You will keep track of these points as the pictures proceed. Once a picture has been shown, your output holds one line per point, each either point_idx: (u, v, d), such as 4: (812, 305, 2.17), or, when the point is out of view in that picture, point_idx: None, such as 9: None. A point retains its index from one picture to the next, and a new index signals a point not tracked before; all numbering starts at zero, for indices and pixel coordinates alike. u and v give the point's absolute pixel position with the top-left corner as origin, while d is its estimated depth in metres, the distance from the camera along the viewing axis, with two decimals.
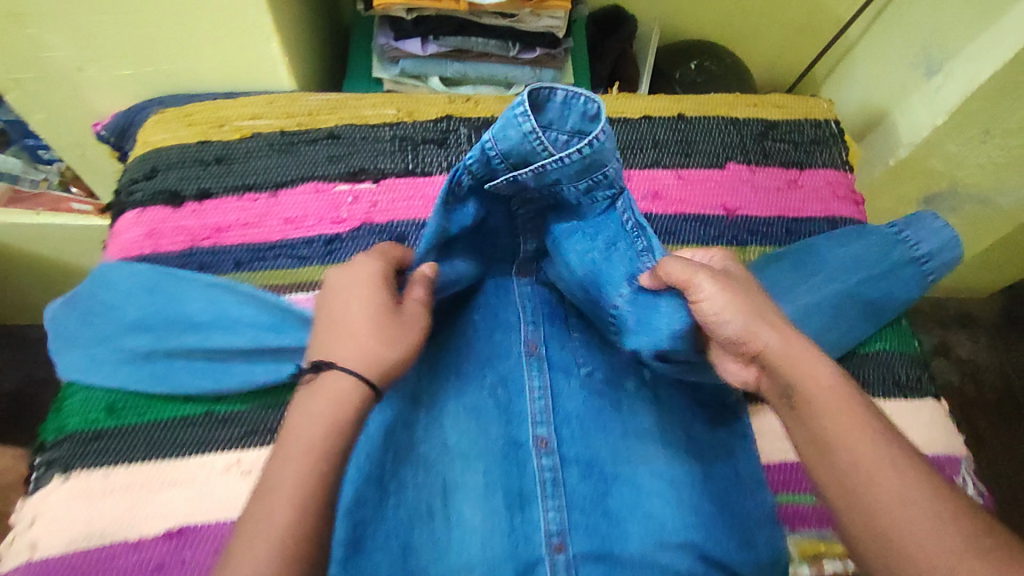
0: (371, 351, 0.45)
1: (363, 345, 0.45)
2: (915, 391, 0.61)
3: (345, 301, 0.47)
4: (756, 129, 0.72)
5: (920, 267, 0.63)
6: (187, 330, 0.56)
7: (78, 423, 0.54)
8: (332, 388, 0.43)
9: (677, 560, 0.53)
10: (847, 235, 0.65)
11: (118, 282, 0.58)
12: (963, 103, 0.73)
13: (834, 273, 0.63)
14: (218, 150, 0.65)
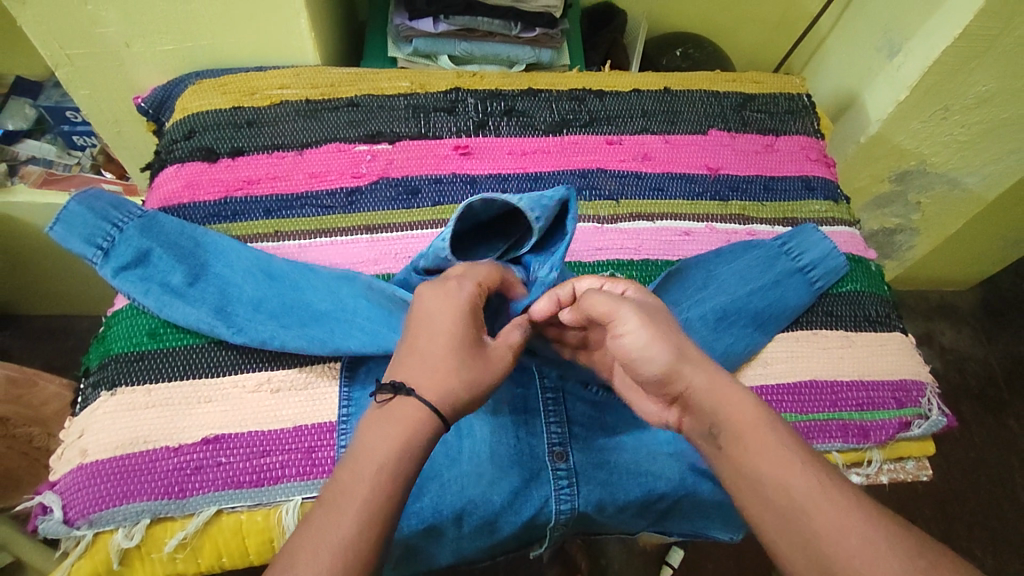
0: (443, 384, 0.45)
1: (439, 378, 0.45)
2: (883, 325, 0.67)
3: (438, 330, 0.48)
4: (734, 101, 0.80)
5: (804, 276, 0.67)
6: (256, 296, 0.60)
7: (123, 346, 0.59)
8: (401, 411, 0.44)
9: (666, 471, 0.58)
10: (735, 251, 0.68)
11: (230, 261, 0.62)
12: (922, 77, 0.81)
13: (696, 304, 0.64)
14: (250, 115, 0.72)
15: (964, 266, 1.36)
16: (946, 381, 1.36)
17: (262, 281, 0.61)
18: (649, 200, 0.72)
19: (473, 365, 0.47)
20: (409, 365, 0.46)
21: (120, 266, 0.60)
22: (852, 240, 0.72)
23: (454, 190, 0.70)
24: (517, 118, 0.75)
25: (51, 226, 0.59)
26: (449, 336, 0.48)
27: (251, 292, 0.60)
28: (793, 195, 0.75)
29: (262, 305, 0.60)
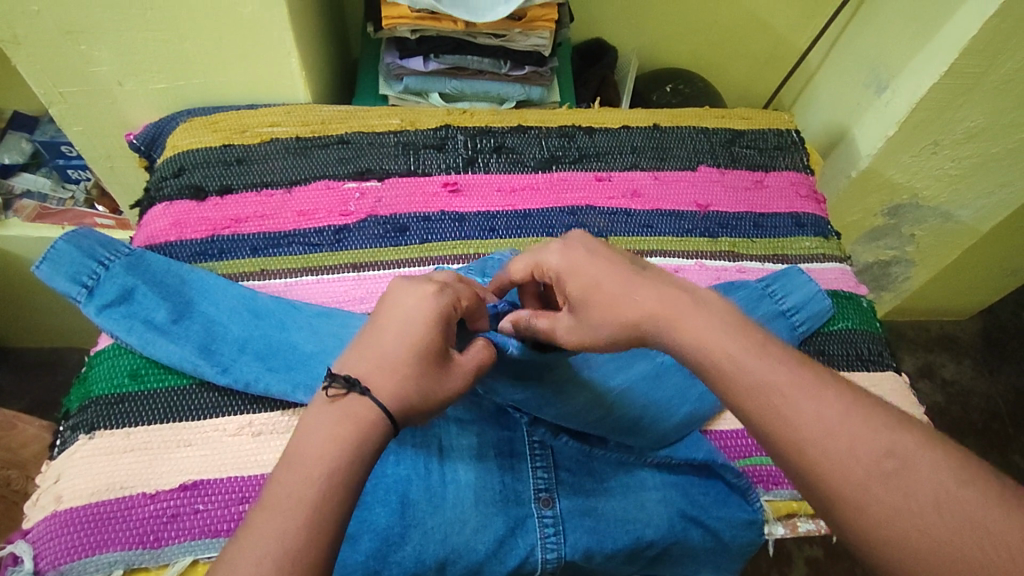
0: (400, 384, 0.44)
1: (398, 375, 0.44)
2: (876, 364, 0.66)
3: (405, 331, 0.46)
4: (723, 137, 0.80)
5: (787, 320, 0.66)
6: (242, 337, 0.60)
7: (104, 388, 0.58)
8: (353, 407, 0.42)
9: (654, 518, 0.56)
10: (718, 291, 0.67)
11: (217, 300, 0.62)
12: (910, 113, 0.81)
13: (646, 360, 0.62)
14: (240, 152, 0.72)
15: (962, 297, 1.35)
16: (949, 414, 1.34)
17: (249, 319, 0.61)
18: (639, 236, 0.72)
19: (435, 368, 0.46)
20: (371, 362, 0.44)
21: (104, 304, 0.59)
22: (843, 277, 0.72)
23: (442, 228, 0.70)
24: (506, 155, 0.75)
25: (38, 264, 0.59)
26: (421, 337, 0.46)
27: (236, 333, 0.60)
28: (784, 232, 0.74)
29: (247, 347, 0.59)
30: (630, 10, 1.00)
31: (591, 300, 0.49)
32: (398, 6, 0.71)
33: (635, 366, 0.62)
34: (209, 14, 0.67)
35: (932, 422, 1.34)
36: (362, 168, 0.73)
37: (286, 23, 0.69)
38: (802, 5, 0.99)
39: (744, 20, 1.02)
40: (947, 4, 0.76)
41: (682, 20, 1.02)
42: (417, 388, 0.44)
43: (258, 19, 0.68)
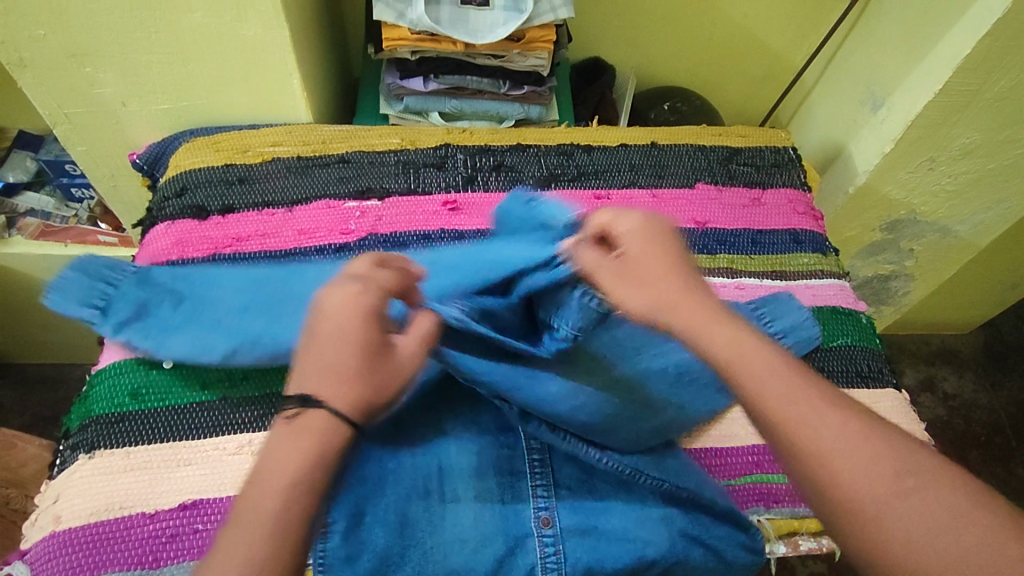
0: (354, 389, 0.41)
1: (348, 380, 0.42)
2: (875, 380, 0.66)
3: (334, 332, 0.43)
4: (721, 155, 0.81)
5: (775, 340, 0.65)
6: (245, 305, 0.58)
7: (104, 407, 0.58)
8: (312, 424, 0.40)
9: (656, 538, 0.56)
10: None
11: (220, 280, 0.60)
12: (905, 131, 0.82)
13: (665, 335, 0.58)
14: (242, 172, 0.73)
15: (963, 310, 1.35)
16: (951, 429, 1.33)
17: (248, 286, 0.59)
18: None
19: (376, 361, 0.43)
20: (314, 372, 0.42)
21: (118, 323, 0.59)
22: (841, 293, 0.72)
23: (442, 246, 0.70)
24: (505, 174, 0.76)
25: (48, 295, 0.59)
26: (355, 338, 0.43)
27: (240, 304, 0.58)
28: (782, 248, 0.75)
29: (251, 311, 0.58)
30: (628, 29, 1.02)
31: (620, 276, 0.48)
32: (399, 29, 0.73)
33: None
34: (213, 37, 0.68)
35: (934, 436, 1.34)
36: (363, 187, 0.73)
37: (287, 45, 0.70)
38: (797, 24, 1.00)
39: (741, 39, 1.03)
40: (940, 23, 0.77)
41: (679, 40, 1.04)
42: (370, 387, 0.42)
43: (260, 42, 0.69)
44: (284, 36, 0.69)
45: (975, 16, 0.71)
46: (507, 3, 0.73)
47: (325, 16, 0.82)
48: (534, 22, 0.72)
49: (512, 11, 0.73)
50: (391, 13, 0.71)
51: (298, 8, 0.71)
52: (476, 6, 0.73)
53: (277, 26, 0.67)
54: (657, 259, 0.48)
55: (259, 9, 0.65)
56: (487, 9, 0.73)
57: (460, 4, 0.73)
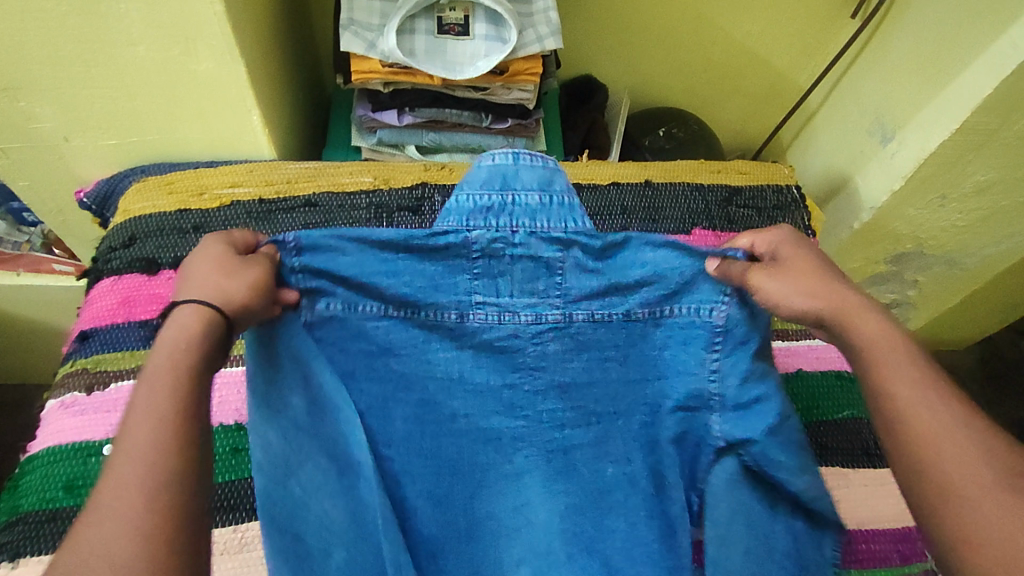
0: (223, 283, 0.40)
1: (216, 278, 0.40)
2: (882, 460, 0.62)
3: (205, 257, 0.42)
4: (720, 195, 0.75)
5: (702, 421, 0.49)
6: (447, 283, 0.46)
7: (33, 503, 0.51)
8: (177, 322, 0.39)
9: None
10: None
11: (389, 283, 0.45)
12: (917, 168, 0.76)
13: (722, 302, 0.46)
14: (198, 217, 0.67)
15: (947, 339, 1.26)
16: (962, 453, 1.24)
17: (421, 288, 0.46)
18: None
19: (234, 269, 0.41)
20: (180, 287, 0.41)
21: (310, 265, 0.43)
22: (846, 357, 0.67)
23: None
24: None
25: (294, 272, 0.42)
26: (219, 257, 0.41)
27: (433, 284, 0.46)
28: None
29: (451, 284, 0.46)
30: (621, 47, 0.95)
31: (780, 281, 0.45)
32: (369, 60, 0.66)
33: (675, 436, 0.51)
34: (160, 71, 0.61)
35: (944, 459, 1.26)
36: None
37: (244, 79, 0.63)
38: (801, 42, 0.94)
39: (742, 56, 0.97)
40: (958, 56, 0.71)
41: (676, 58, 0.97)
42: (232, 287, 0.40)
43: (213, 77, 0.62)
44: (239, 70, 0.62)
45: (998, 53, 0.66)
46: (489, 31, 0.66)
47: (287, 37, 0.75)
48: (519, 54, 0.66)
49: (494, 40, 0.66)
50: (360, 43, 0.64)
51: (255, 35, 0.64)
52: (453, 35, 0.66)
53: (230, 60, 0.60)
54: (813, 270, 0.47)
55: (209, 42, 0.58)
56: (466, 38, 0.67)
57: (435, 33, 0.66)
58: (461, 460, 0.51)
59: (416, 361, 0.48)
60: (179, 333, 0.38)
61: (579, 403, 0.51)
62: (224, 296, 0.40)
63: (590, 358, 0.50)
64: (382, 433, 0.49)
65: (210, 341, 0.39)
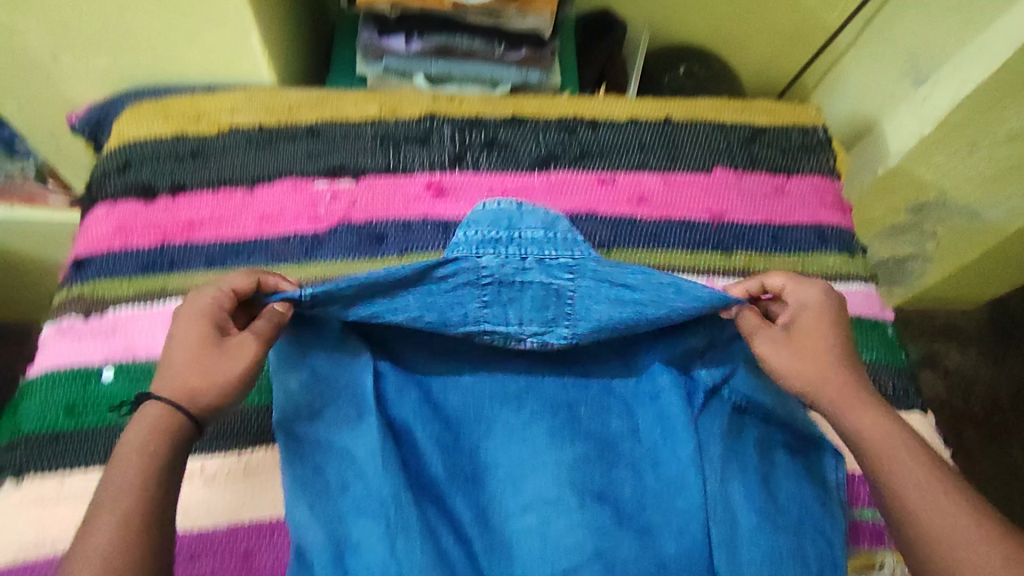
0: (189, 376, 0.44)
1: (189, 370, 0.44)
2: (899, 402, 0.61)
3: (185, 336, 0.45)
4: (742, 134, 0.72)
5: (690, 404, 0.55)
6: (455, 307, 0.48)
7: (35, 426, 0.52)
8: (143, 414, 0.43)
9: None
10: None
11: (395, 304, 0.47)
12: (950, 112, 0.73)
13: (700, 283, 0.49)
14: (196, 144, 0.64)
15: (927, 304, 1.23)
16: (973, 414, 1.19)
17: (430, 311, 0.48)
18: (641, 242, 0.65)
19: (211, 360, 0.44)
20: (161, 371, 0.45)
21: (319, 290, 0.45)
22: (867, 301, 0.65)
23: (424, 237, 0.62)
24: (498, 151, 0.67)
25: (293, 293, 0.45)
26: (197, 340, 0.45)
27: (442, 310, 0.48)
28: (801, 244, 0.67)
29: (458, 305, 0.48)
30: None
31: (785, 348, 0.49)
32: None
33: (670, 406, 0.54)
34: None
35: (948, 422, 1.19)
36: (335, 165, 0.64)
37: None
38: None
39: None
40: None
41: None
42: (202, 380, 0.44)
43: None
44: None
45: None
46: None
47: None
48: None
49: None
50: None
51: None
52: None
53: None
54: (823, 340, 0.50)
55: None
56: None
57: None
58: (466, 419, 0.54)
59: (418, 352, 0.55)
60: (145, 427, 0.42)
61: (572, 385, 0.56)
62: (190, 395, 0.44)
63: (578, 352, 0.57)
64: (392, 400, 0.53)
65: (176, 438, 0.43)
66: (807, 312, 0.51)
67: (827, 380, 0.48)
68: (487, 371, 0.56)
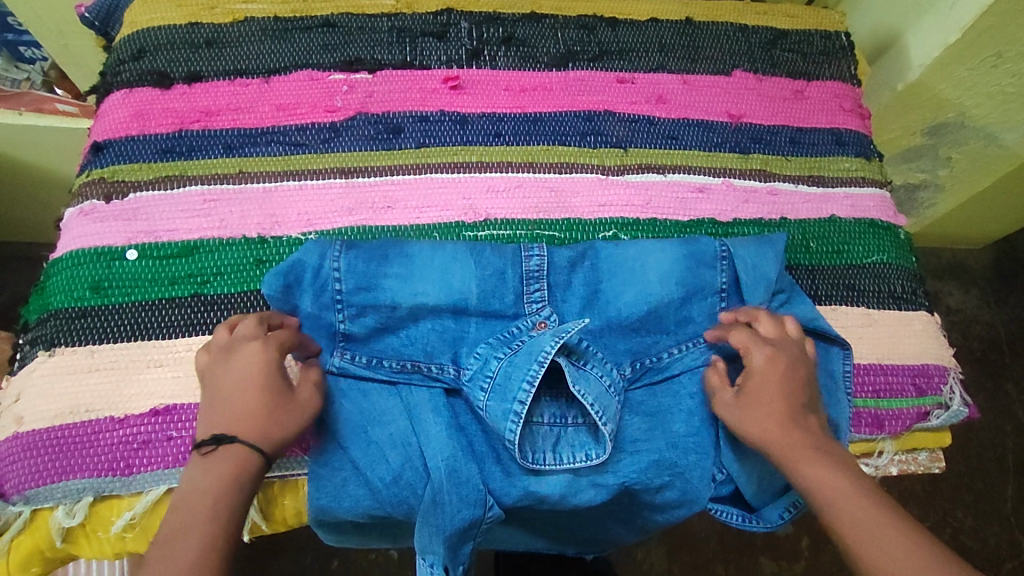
0: (262, 424, 0.46)
1: (258, 418, 0.46)
2: (909, 303, 0.62)
3: (241, 390, 0.46)
4: (764, 37, 0.70)
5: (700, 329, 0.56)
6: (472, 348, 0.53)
7: (63, 301, 0.53)
8: (220, 459, 0.44)
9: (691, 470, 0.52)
10: (699, 223, 0.62)
11: (412, 313, 0.53)
12: (977, 19, 0.70)
13: (724, 263, 0.56)
14: (210, 32, 0.63)
15: (939, 236, 1.15)
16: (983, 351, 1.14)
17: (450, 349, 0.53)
18: (657, 141, 0.64)
19: (268, 415, 0.46)
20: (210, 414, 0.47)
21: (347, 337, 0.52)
22: (882, 206, 0.65)
23: (441, 131, 0.62)
24: (516, 48, 0.66)
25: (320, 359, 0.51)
26: (253, 391, 0.46)
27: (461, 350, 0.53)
28: (818, 148, 0.67)
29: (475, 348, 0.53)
30: None
31: (734, 410, 0.50)
32: None
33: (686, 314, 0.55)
34: None
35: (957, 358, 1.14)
36: (349, 57, 0.63)
37: None
38: None
39: None
40: None
41: None
42: (275, 426, 0.46)
43: None
44: None
45: None
46: None
47: None
48: None
49: None
50: None
51: None
52: None
53: None
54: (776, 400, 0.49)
55: None
56: None
57: None
58: (477, 315, 0.54)
59: (426, 270, 0.53)
60: (226, 469, 0.44)
61: (584, 294, 0.55)
62: (266, 439, 0.46)
63: (595, 277, 0.56)
64: (400, 298, 0.52)
65: (254, 477, 0.45)
66: (759, 370, 0.50)
67: (787, 448, 0.48)
68: (495, 275, 0.54)
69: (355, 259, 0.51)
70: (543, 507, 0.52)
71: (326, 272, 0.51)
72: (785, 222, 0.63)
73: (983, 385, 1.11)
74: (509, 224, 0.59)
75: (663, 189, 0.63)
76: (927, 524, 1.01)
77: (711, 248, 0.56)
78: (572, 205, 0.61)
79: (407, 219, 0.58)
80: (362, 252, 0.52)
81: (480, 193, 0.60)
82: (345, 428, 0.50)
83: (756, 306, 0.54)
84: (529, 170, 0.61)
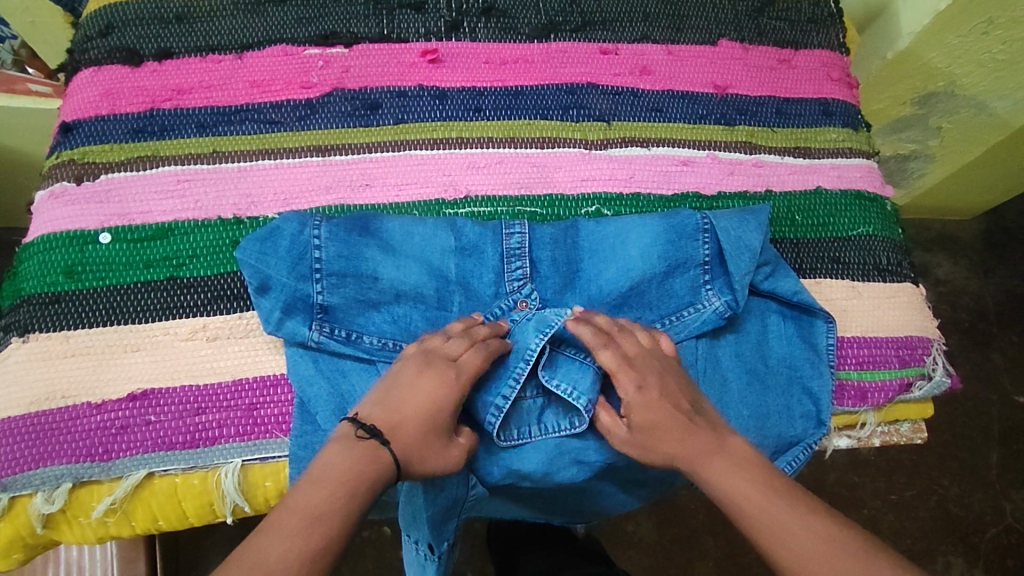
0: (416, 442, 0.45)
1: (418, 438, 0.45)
2: (894, 275, 0.61)
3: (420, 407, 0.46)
4: (751, 5, 0.68)
5: (685, 303, 0.55)
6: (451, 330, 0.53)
7: (35, 286, 0.52)
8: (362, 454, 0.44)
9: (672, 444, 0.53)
10: (684, 197, 0.61)
11: (393, 286, 0.52)
12: None
13: (705, 235, 0.55)
14: (180, 6, 0.61)
15: (930, 206, 1.14)
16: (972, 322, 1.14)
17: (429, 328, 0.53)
18: (641, 114, 0.63)
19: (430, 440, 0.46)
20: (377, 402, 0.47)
21: (326, 309, 0.51)
22: (869, 177, 0.65)
23: (419, 106, 0.60)
24: (496, 19, 0.64)
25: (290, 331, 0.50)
26: (433, 415, 0.46)
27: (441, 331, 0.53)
28: (804, 119, 0.66)
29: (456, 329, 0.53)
30: None
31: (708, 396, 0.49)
32: None
33: (670, 288, 0.55)
34: None
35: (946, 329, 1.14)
36: (323, 30, 0.61)
37: None
38: None
39: None
40: None
41: None
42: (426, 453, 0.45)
43: None
44: None
45: None
46: None
47: None
48: None
49: None
50: None
51: None
52: None
53: None
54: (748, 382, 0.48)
55: None
56: None
57: None
58: (458, 294, 0.53)
59: (406, 245, 0.53)
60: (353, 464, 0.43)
61: (566, 269, 0.55)
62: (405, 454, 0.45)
63: (577, 251, 0.55)
64: (381, 274, 0.52)
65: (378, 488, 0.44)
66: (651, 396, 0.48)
67: None
68: (475, 255, 0.54)
69: (338, 231, 0.51)
70: (527, 485, 0.52)
71: (305, 239, 0.51)
72: (770, 194, 0.62)
73: (971, 354, 1.11)
74: (488, 201, 0.59)
75: (647, 162, 0.62)
76: (912, 493, 1.03)
77: (694, 219, 0.55)
78: (554, 180, 0.60)
79: (386, 197, 0.58)
80: (344, 222, 0.52)
81: (460, 169, 0.59)
82: (329, 411, 0.49)
83: (742, 276, 0.54)
84: (510, 145, 0.60)
